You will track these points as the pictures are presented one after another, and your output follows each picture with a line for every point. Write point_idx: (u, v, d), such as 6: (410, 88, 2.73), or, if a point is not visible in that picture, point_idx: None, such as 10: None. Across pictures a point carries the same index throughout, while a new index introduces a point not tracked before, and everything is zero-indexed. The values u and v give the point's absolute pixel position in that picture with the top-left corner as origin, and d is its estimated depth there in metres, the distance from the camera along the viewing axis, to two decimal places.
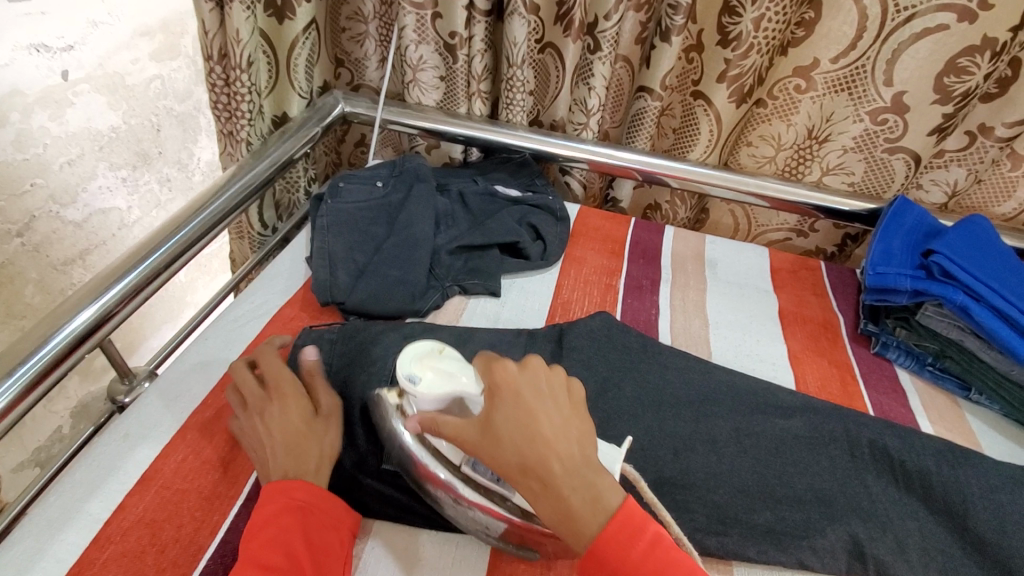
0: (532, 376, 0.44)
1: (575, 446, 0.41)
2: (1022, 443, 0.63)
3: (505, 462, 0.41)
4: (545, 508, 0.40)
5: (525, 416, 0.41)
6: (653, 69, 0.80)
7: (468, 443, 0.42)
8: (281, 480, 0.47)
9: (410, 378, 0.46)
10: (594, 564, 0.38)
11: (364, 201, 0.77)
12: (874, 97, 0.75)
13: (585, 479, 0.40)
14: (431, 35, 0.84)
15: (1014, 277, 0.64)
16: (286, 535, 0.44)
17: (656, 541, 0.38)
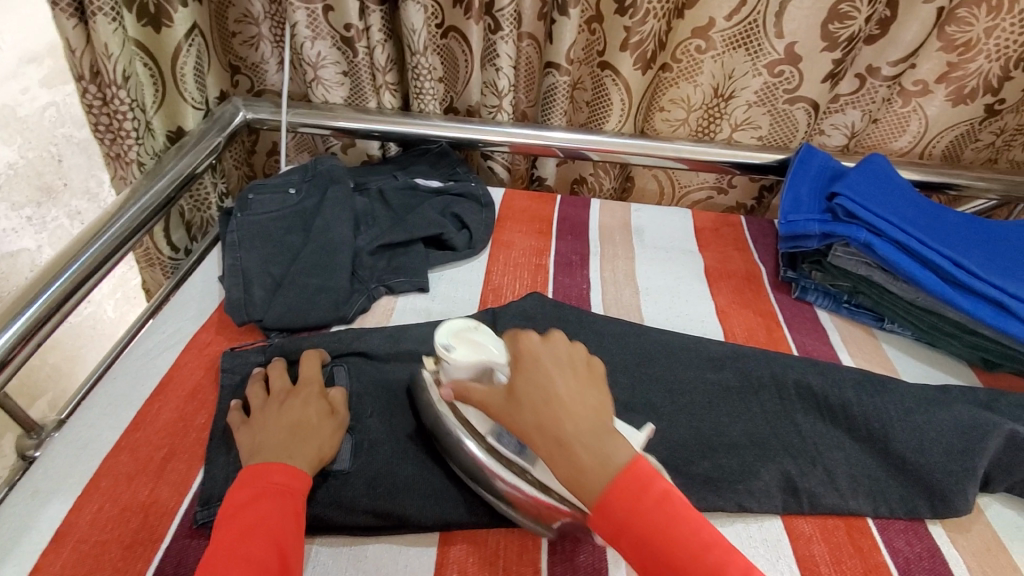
0: (553, 347, 0.46)
1: (590, 411, 0.43)
2: (933, 362, 0.67)
3: (521, 422, 0.43)
4: (560, 467, 0.41)
5: (546, 384, 0.44)
6: (557, 43, 0.80)
7: (495, 409, 0.45)
8: (264, 463, 0.47)
9: (445, 346, 0.49)
10: (604, 518, 0.39)
11: (277, 210, 0.73)
12: (769, 50, 0.77)
13: (595, 438, 0.41)
14: (326, 29, 0.82)
15: (911, 209, 0.68)
16: (260, 518, 0.43)
17: (704, 536, 0.38)
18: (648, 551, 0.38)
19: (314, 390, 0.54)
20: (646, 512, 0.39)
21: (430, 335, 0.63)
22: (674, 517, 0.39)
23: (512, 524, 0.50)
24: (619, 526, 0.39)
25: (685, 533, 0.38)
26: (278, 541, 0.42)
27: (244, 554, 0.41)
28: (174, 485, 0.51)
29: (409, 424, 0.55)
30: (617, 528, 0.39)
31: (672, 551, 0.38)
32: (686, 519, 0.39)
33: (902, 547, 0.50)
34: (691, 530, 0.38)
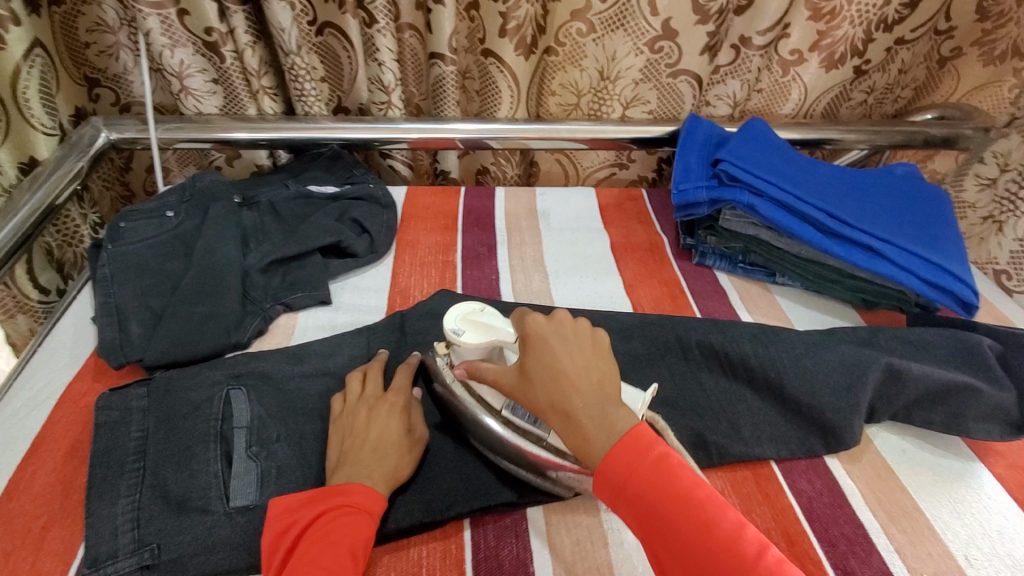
0: (559, 325, 0.46)
1: (597, 382, 0.43)
2: (822, 308, 0.72)
3: (531, 398, 0.44)
4: (568, 435, 0.42)
5: (552, 360, 0.44)
6: (437, 33, 0.78)
7: (505, 386, 0.46)
8: (340, 482, 0.47)
9: (455, 331, 0.49)
10: (602, 480, 0.40)
11: (154, 236, 0.68)
12: (646, 28, 0.79)
13: (602, 410, 0.42)
14: (185, 36, 0.75)
15: (789, 167, 0.71)
16: (338, 533, 0.43)
17: (702, 494, 0.38)
18: (640, 510, 0.38)
19: (402, 400, 0.53)
20: (640, 472, 0.39)
21: (335, 348, 0.61)
22: (668, 475, 0.39)
23: (432, 529, 0.50)
24: (614, 485, 0.39)
25: (680, 493, 0.38)
26: (353, 555, 0.42)
27: (322, 566, 0.41)
28: (58, 555, 0.46)
29: (318, 445, 0.53)
30: (612, 490, 0.40)
31: (670, 510, 0.38)
32: (680, 479, 0.39)
33: (804, 487, 0.54)
34: (685, 490, 0.38)
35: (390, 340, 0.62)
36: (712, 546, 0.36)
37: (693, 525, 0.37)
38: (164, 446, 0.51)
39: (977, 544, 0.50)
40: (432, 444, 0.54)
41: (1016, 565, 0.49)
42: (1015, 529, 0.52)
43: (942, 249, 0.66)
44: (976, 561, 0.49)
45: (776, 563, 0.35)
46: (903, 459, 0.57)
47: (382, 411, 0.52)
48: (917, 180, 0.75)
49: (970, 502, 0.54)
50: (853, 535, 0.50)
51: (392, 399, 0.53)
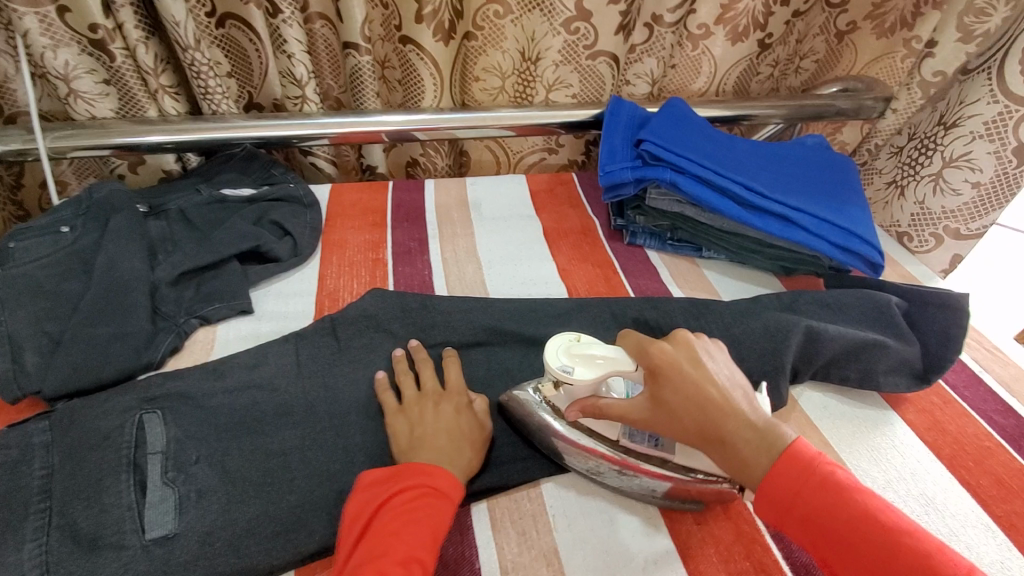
0: (686, 349, 0.47)
1: (745, 404, 0.44)
2: (747, 278, 0.75)
3: (675, 425, 0.45)
4: (723, 458, 0.44)
5: (692, 386, 0.44)
6: (348, 21, 0.75)
7: (635, 416, 0.46)
8: (422, 463, 0.48)
9: (563, 369, 0.47)
10: (771, 502, 0.41)
11: (47, 255, 0.62)
12: (561, 9, 0.78)
13: (757, 430, 0.43)
14: (66, 34, 0.68)
15: (708, 144, 0.73)
16: (422, 515, 0.44)
17: (868, 502, 0.39)
18: (813, 529, 0.39)
19: (464, 398, 0.54)
20: (807, 491, 0.40)
21: (259, 358, 0.57)
22: (839, 495, 0.39)
23: None
24: (783, 505, 0.40)
25: (856, 513, 0.39)
26: (433, 539, 0.43)
27: (403, 540, 0.42)
28: None
29: (244, 460, 0.50)
30: (779, 512, 0.41)
31: (845, 525, 0.38)
32: (845, 492, 0.39)
33: None
34: (864, 510, 0.39)
35: (318, 343, 0.60)
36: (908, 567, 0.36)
37: (871, 534, 0.38)
38: (72, 483, 0.47)
39: (893, 486, 0.54)
40: (372, 447, 0.53)
41: (927, 502, 0.53)
42: (924, 469, 0.56)
43: (851, 214, 0.70)
44: (892, 503, 0.53)
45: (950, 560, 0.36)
46: (825, 415, 0.60)
47: (449, 407, 0.53)
48: (826, 151, 0.79)
49: (885, 448, 0.58)
50: None
51: (457, 394, 0.54)
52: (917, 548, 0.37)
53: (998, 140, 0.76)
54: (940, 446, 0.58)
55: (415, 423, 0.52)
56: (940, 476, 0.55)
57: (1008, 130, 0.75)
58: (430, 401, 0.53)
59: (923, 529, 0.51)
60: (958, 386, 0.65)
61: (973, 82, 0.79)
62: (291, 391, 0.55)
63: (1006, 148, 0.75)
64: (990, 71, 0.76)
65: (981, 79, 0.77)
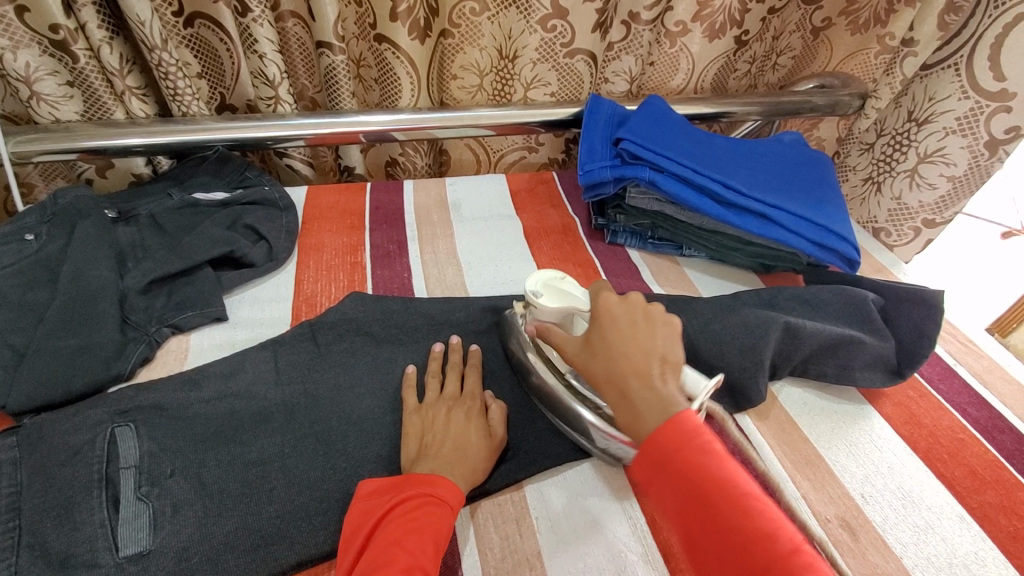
0: (630, 307, 0.49)
1: (657, 367, 0.45)
2: (727, 276, 0.75)
3: (592, 371, 0.48)
4: (621, 413, 0.44)
5: (619, 339, 0.47)
6: (320, 20, 0.73)
7: (569, 360, 0.51)
8: (427, 472, 0.48)
9: (534, 291, 0.57)
10: (646, 460, 0.41)
11: (11, 264, 0.60)
12: (538, 6, 0.77)
13: (654, 389, 0.44)
14: (25, 34, 0.66)
15: (687, 141, 0.73)
16: (424, 523, 0.44)
17: (739, 482, 0.39)
18: (680, 486, 0.39)
19: (478, 402, 0.55)
20: (683, 454, 0.40)
21: (235, 367, 0.56)
22: (713, 461, 0.39)
23: None
24: (658, 461, 0.40)
25: (722, 479, 0.39)
26: (436, 547, 0.43)
27: (405, 548, 0.42)
28: None
29: (220, 472, 0.49)
30: (650, 468, 0.41)
31: (710, 493, 0.38)
32: (719, 466, 0.39)
33: None
34: (729, 480, 0.38)
35: (294, 350, 0.59)
36: (754, 533, 0.36)
37: (730, 508, 0.38)
38: (39, 501, 0.45)
39: (871, 481, 0.55)
40: (353, 455, 0.52)
41: (903, 496, 0.54)
42: (901, 464, 0.57)
43: (827, 210, 0.71)
44: (870, 498, 0.53)
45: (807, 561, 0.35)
46: (805, 411, 0.61)
47: (461, 413, 0.53)
48: (803, 147, 0.80)
49: (864, 442, 0.58)
50: None
51: (470, 399, 0.55)
52: (775, 533, 0.36)
53: (970, 134, 0.79)
54: (917, 440, 0.59)
55: (428, 427, 0.52)
56: (916, 469, 0.56)
57: (979, 126, 0.78)
58: (444, 405, 0.54)
59: (901, 522, 0.51)
60: (933, 379, 0.67)
61: (940, 79, 0.81)
62: (268, 399, 0.54)
63: (978, 143, 0.79)
64: (957, 68, 0.78)
65: (949, 76, 0.79)
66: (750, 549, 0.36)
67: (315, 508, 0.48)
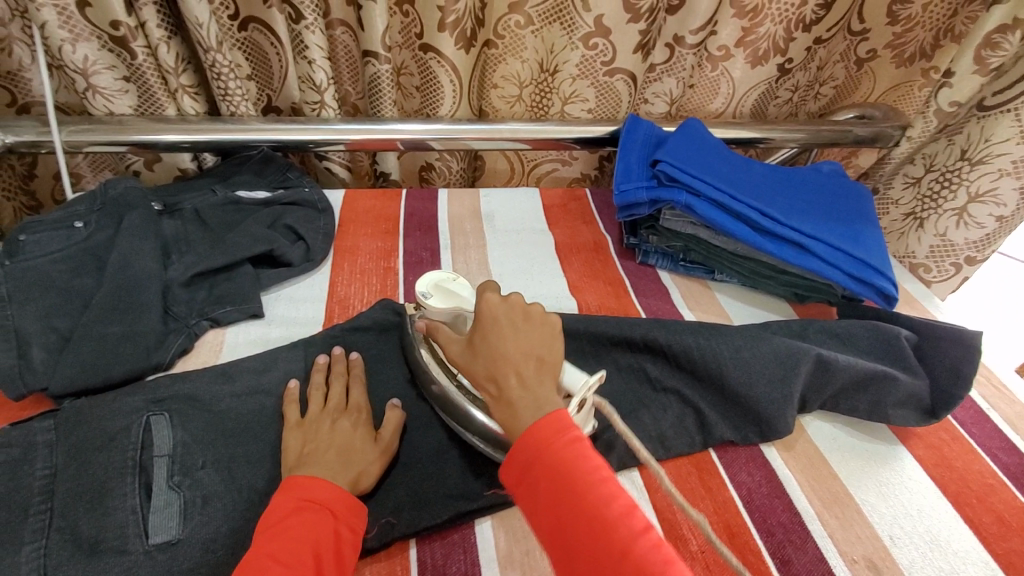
0: (511, 308, 0.49)
1: (534, 368, 0.46)
2: (758, 303, 0.75)
3: (473, 370, 0.47)
4: (498, 410, 0.45)
5: (497, 342, 0.46)
6: (370, 30, 0.75)
7: (454, 360, 0.50)
8: (309, 474, 0.46)
9: (423, 293, 0.57)
10: (515, 465, 0.41)
11: (59, 249, 0.61)
12: (581, 23, 0.79)
13: (530, 388, 0.44)
14: (86, 28, 0.69)
15: (724, 167, 0.73)
16: (304, 530, 0.42)
17: (600, 472, 0.39)
18: (551, 478, 0.39)
19: (364, 414, 0.53)
20: (550, 449, 0.40)
21: (268, 364, 0.57)
22: (580, 454, 0.40)
23: (376, 552, 0.48)
24: (525, 463, 0.40)
25: (586, 472, 0.39)
26: (316, 554, 0.41)
27: (281, 556, 0.40)
28: None
29: (250, 467, 0.49)
30: (524, 466, 0.40)
31: (572, 484, 0.38)
32: (585, 459, 0.39)
33: (744, 479, 0.56)
34: (591, 472, 0.39)
35: (326, 350, 0.59)
36: (610, 521, 0.36)
37: (589, 498, 0.37)
38: (74, 484, 0.46)
39: (899, 522, 0.54)
40: None
41: (931, 541, 0.52)
42: (930, 507, 0.55)
43: (865, 244, 0.70)
44: (898, 540, 0.52)
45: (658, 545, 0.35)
46: (834, 447, 0.60)
47: (346, 423, 0.52)
48: (841, 179, 0.79)
49: (892, 482, 0.57)
50: (790, 523, 0.52)
51: (356, 410, 0.53)
52: (628, 521, 0.36)
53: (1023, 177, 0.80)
54: (946, 483, 0.58)
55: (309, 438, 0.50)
56: (946, 514, 0.55)
57: None
58: (326, 417, 0.52)
59: (928, 567, 0.50)
60: (965, 422, 0.65)
61: (997, 121, 0.80)
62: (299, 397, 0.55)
63: None
64: (1017, 113, 0.78)
65: (1007, 120, 0.79)
66: (608, 535, 0.36)
67: None
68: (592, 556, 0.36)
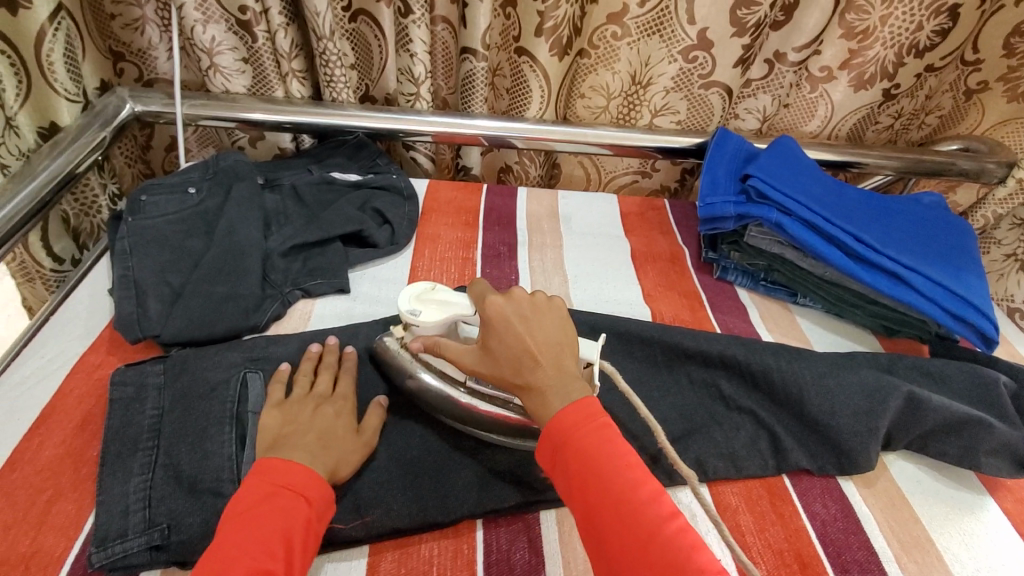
0: (518, 303, 0.49)
1: (557, 357, 0.46)
2: (842, 332, 0.72)
3: (498, 373, 0.46)
4: (530, 404, 0.45)
5: (517, 337, 0.46)
6: (471, 28, 0.77)
7: (468, 369, 0.48)
8: (286, 458, 0.44)
9: (412, 311, 0.52)
10: (547, 444, 0.43)
11: (174, 212, 0.66)
12: (682, 36, 0.78)
13: (560, 379, 0.45)
14: (218, 12, 0.75)
15: (817, 188, 0.71)
16: (272, 519, 0.41)
17: (627, 459, 0.41)
18: (580, 459, 0.41)
19: (350, 402, 0.52)
20: (580, 433, 0.42)
21: (353, 336, 0.60)
22: (609, 441, 0.42)
23: (444, 527, 0.49)
24: (557, 443, 0.42)
25: (615, 459, 0.41)
26: (286, 545, 0.40)
27: (250, 552, 0.39)
28: (61, 531, 0.45)
29: None
30: (555, 448, 0.42)
31: (604, 468, 0.40)
32: (615, 445, 0.42)
33: (818, 510, 0.53)
34: (623, 457, 0.41)
35: None
36: (638, 504, 0.38)
37: (619, 483, 0.39)
38: (178, 426, 0.50)
39: None
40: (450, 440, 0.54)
41: None
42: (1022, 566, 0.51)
43: (966, 280, 0.66)
44: None
45: (685, 531, 0.37)
46: (916, 489, 0.57)
47: (331, 409, 0.50)
48: (942, 212, 0.75)
49: (980, 534, 0.54)
50: (866, 561, 0.50)
51: (342, 397, 0.52)
52: (654, 507, 0.38)
53: None
54: None
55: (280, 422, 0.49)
56: None
57: None
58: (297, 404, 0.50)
59: None
60: None
61: None
62: (378, 371, 0.57)
63: None
64: None
65: None
66: (638, 518, 0.38)
67: (410, 482, 0.50)
68: (623, 535, 0.37)
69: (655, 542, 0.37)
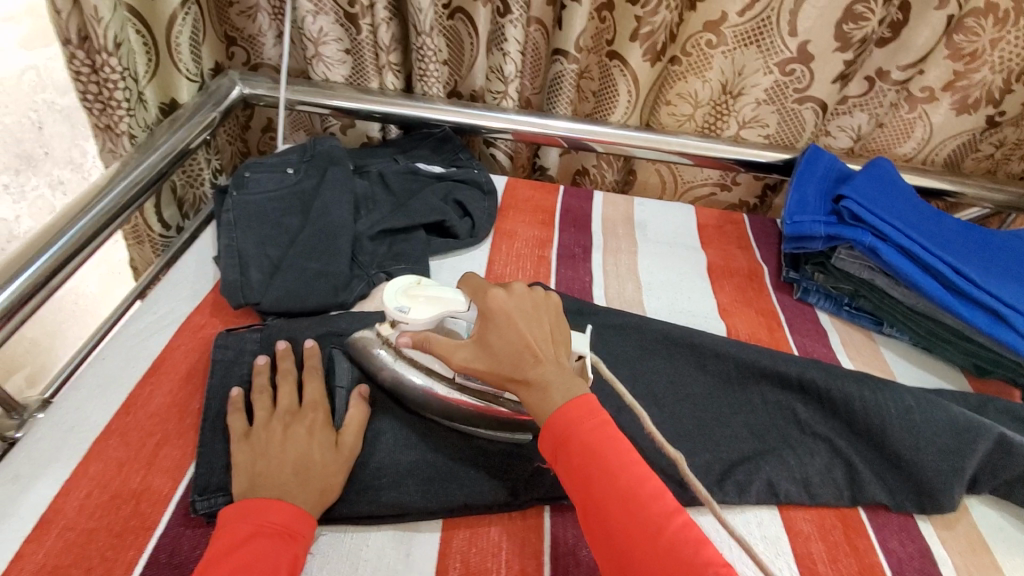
0: (519, 299, 0.47)
1: (556, 355, 0.46)
2: (929, 368, 0.68)
3: (498, 369, 0.45)
4: (529, 399, 0.44)
5: (518, 333, 0.45)
6: (567, 30, 0.78)
7: (464, 364, 0.47)
8: (269, 497, 0.44)
9: (400, 308, 0.50)
10: (548, 438, 0.43)
11: (275, 190, 0.71)
12: (781, 47, 0.77)
13: (564, 376, 0.45)
14: (329, 4, 0.79)
15: (914, 214, 0.68)
16: (259, 562, 0.40)
17: (633, 456, 0.41)
18: (581, 452, 0.41)
19: (321, 413, 0.51)
20: (584, 428, 0.42)
21: None
22: (612, 436, 0.42)
23: (512, 514, 0.50)
24: (559, 436, 0.42)
25: (618, 454, 0.41)
26: None
27: None
28: (168, 473, 0.49)
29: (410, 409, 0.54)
30: (556, 442, 0.42)
31: (609, 463, 0.40)
32: (617, 440, 0.42)
33: (895, 547, 0.51)
34: (625, 454, 0.41)
35: None
36: (645, 500, 0.39)
37: (625, 478, 0.40)
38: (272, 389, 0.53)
39: None
40: None
41: None
42: None
43: None
44: None
45: (690, 526, 0.38)
46: (1003, 538, 0.54)
47: (299, 430, 0.49)
48: None
49: None
50: None
51: (310, 413, 0.50)
52: (660, 504, 0.39)
53: None
54: None
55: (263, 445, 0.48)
56: None
57: None
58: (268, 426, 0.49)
59: None
60: None
61: None
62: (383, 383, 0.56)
63: None
64: None
65: None
66: (643, 514, 0.38)
67: (480, 467, 0.51)
68: (629, 530, 0.38)
69: (661, 537, 0.37)
